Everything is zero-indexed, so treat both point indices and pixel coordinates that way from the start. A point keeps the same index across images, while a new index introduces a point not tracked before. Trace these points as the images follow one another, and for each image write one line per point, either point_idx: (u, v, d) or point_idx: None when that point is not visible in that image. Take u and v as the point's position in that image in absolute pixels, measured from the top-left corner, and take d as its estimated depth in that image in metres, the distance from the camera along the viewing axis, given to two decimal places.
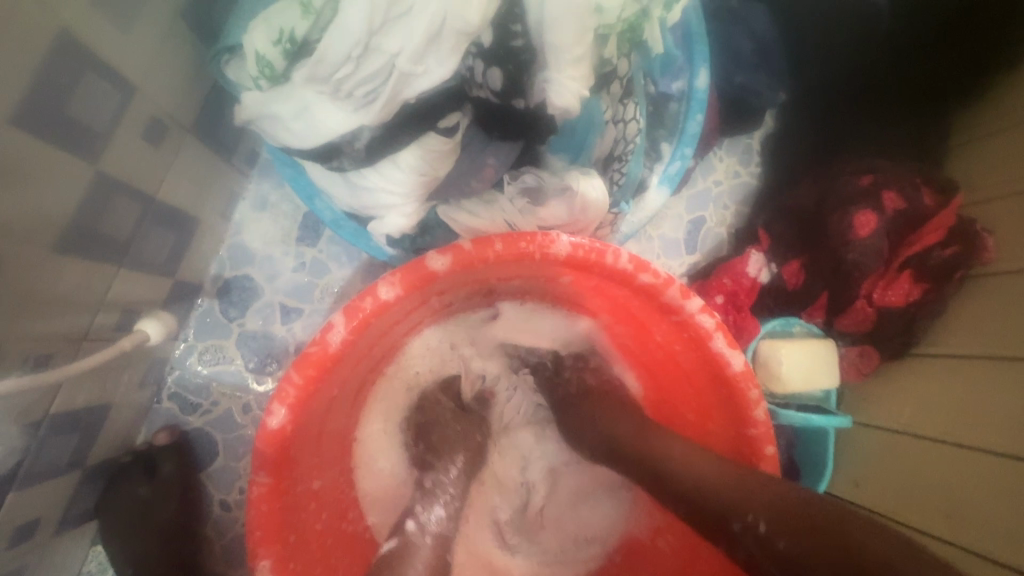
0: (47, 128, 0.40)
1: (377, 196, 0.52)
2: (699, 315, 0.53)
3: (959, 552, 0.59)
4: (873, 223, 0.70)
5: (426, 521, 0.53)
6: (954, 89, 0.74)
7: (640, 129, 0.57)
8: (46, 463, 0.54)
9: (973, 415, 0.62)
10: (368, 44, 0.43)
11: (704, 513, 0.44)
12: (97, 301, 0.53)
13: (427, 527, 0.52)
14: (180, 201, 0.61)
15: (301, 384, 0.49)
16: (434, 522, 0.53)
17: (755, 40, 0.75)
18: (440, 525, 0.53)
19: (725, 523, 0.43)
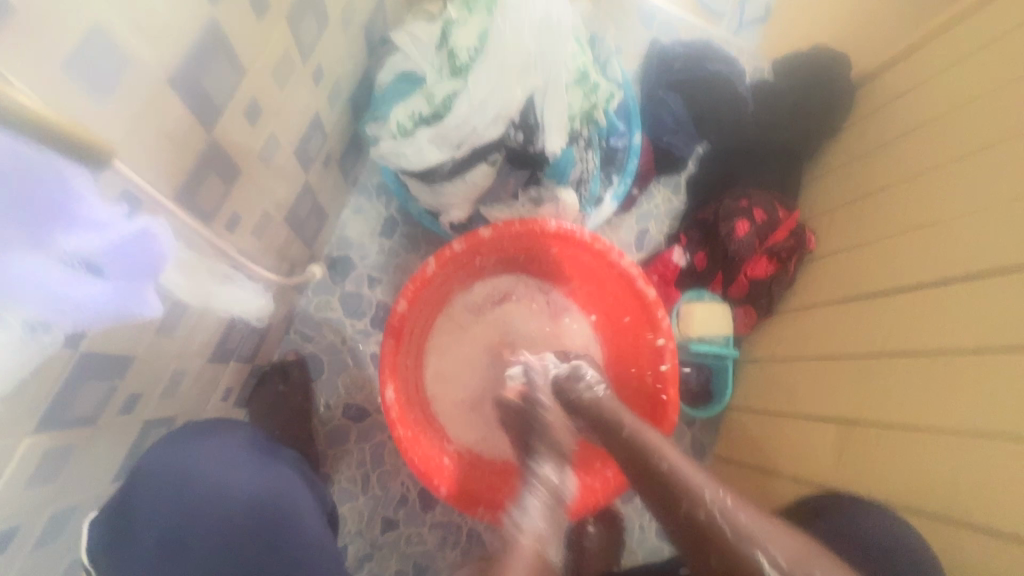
0: (301, 158, 0.81)
1: (449, 198, 0.92)
2: (630, 267, 0.92)
3: (794, 416, 0.97)
4: (745, 228, 1.09)
5: (523, 523, 0.73)
6: (800, 146, 1.16)
7: (595, 166, 0.98)
8: (245, 351, 0.91)
9: (808, 340, 1.01)
10: (463, 119, 0.80)
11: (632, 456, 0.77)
12: (286, 257, 0.93)
13: (525, 527, 0.72)
14: (325, 204, 1.01)
15: (411, 292, 0.87)
16: (530, 521, 0.73)
17: (675, 115, 1.19)
18: (534, 524, 0.73)
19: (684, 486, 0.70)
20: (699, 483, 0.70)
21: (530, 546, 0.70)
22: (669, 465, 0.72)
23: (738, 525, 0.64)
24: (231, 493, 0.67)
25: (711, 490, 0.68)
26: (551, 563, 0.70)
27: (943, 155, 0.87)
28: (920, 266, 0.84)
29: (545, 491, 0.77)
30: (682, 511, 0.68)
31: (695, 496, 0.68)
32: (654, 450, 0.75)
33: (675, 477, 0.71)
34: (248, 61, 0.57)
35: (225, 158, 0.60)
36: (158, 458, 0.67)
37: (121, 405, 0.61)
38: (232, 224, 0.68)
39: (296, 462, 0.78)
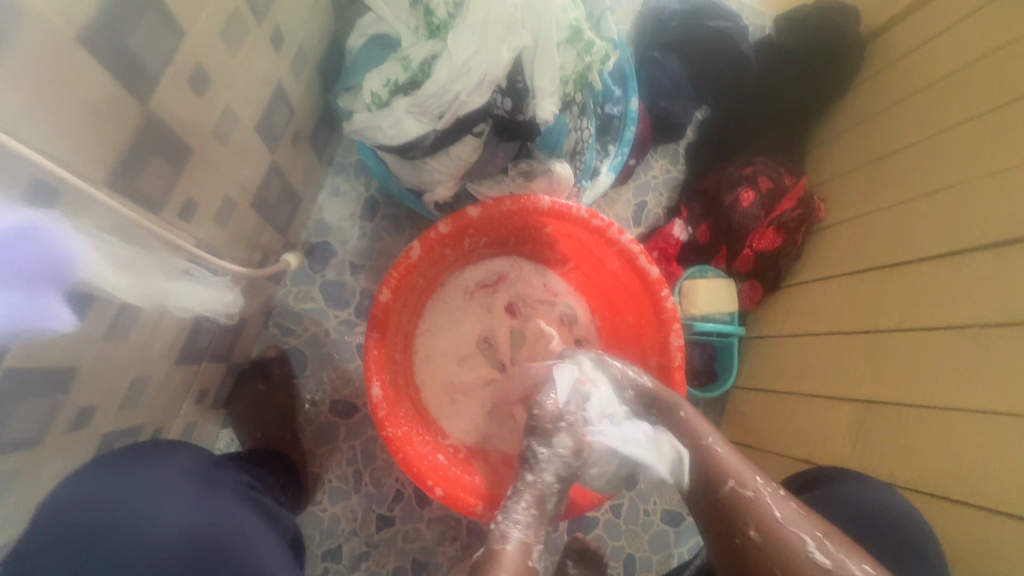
0: (265, 135, 0.73)
1: (433, 175, 0.85)
2: (630, 244, 0.85)
3: (802, 397, 0.92)
4: (751, 197, 1.04)
5: (505, 533, 0.67)
6: (806, 108, 1.09)
7: (591, 134, 0.91)
8: (217, 349, 0.84)
9: (819, 315, 0.95)
10: (444, 86, 0.72)
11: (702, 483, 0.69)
12: (258, 246, 0.85)
13: (508, 537, 0.66)
14: (297, 186, 0.93)
15: (395, 281, 0.80)
16: (512, 533, 0.67)
17: (672, 77, 1.10)
18: (518, 535, 0.67)
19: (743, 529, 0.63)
20: (792, 534, 0.60)
21: (518, 560, 0.64)
22: (755, 505, 0.64)
23: (815, 567, 0.58)
24: (158, 527, 0.56)
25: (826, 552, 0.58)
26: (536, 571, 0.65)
27: (970, 109, 0.79)
28: (943, 232, 0.77)
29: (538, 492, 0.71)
30: (737, 537, 0.64)
31: (760, 516, 0.63)
32: (732, 475, 0.68)
33: (751, 507, 0.64)
34: (188, 18, 0.49)
35: (171, 136, 0.52)
36: (78, 484, 0.56)
37: (70, 420, 0.54)
38: (186, 211, 0.60)
39: (244, 489, 0.70)
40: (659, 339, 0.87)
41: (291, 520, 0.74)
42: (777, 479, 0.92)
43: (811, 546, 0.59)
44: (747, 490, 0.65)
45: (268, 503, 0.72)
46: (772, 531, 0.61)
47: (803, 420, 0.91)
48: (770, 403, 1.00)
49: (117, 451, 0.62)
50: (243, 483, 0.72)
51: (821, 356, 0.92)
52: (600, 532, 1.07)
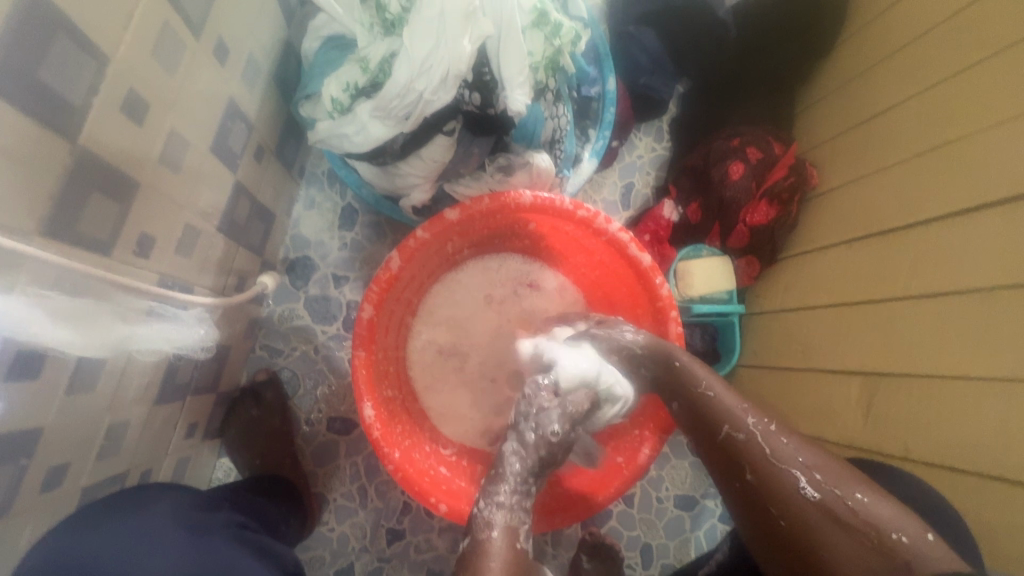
0: (223, 156, 0.69)
1: (408, 179, 0.80)
2: (619, 232, 0.81)
3: (808, 374, 0.90)
4: (741, 169, 1.00)
5: (488, 521, 0.66)
6: (789, 71, 1.05)
7: (568, 121, 0.86)
8: (202, 380, 0.81)
9: (818, 286, 0.93)
10: (405, 86, 0.67)
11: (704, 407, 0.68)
12: (233, 269, 0.81)
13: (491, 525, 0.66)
14: (268, 202, 0.89)
15: (376, 296, 0.78)
16: (495, 521, 0.66)
17: (648, 51, 1.05)
18: (501, 519, 0.66)
19: (748, 444, 0.62)
20: (727, 398, 0.67)
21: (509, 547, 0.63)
22: (714, 394, 0.68)
23: (778, 448, 0.61)
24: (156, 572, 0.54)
25: (752, 409, 0.65)
26: (525, 553, 0.64)
27: (965, 58, 0.75)
28: (948, 191, 0.73)
29: (518, 475, 0.70)
30: (722, 429, 0.65)
31: (737, 420, 0.64)
32: (700, 378, 0.70)
33: (701, 392, 0.69)
34: (110, 44, 0.46)
35: (108, 170, 0.49)
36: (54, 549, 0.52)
37: (41, 482, 0.52)
38: (142, 247, 0.57)
39: (238, 530, 0.67)
40: (657, 329, 0.84)
41: (287, 553, 0.71)
42: None
43: (737, 402, 0.66)
44: (709, 391, 0.68)
45: (264, 540, 0.69)
46: (723, 402, 0.67)
47: (811, 396, 0.89)
48: (773, 382, 0.98)
49: (84, 510, 0.57)
50: (237, 522, 0.68)
51: (824, 329, 0.89)
52: (615, 525, 1.05)
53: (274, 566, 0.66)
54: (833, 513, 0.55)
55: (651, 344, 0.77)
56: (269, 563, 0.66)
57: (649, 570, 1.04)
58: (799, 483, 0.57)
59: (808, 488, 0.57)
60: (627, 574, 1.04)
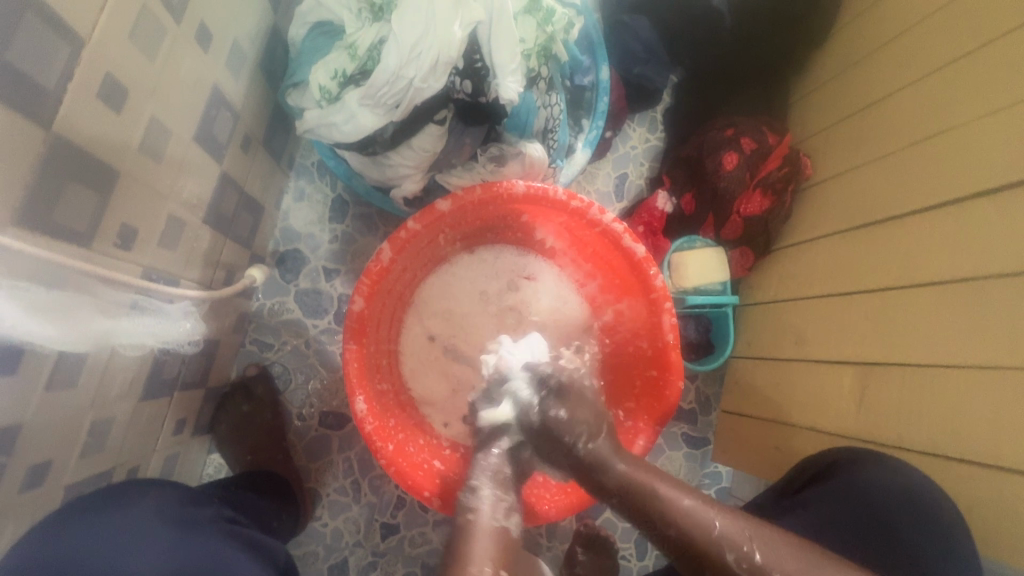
0: (208, 145, 0.67)
1: (398, 169, 0.79)
2: (613, 223, 0.80)
3: (802, 365, 0.90)
4: (735, 159, 0.99)
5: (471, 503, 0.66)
6: (784, 59, 1.04)
7: (561, 110, 0.85)
8: (190, 375, 0.79)
9: (812, 277, 0.93)
10: (394, 73, 0.65)
11: (646, 511, 0.63)
12: (220, 262, 0.79)
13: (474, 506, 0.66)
14: (256, 194, 0.87)
15: (367, 288, 0.76)
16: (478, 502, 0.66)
17: (641, 40, 1.04)
18: (485, 501, 0.66)
19: (703, 540, 0.59)
20: (668, 490, 0.64)
21: (493, 525, 0.64)
22: (654, 492, 0.64)
23: (755, 564, 0.57)
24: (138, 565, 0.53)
25: (699, 504, 0.62)
26: (507, 532, 0.64)
27: (960, 46, 0.74)
28: (942, 180, 0.73)
29: (492, 474, 0.70)
30: (671, 534, 0.62)
31: (687, 525, 0.61)
32: (634, 478, 0.66)
33: (656, 502, 0.63)
34: (84, 25, 0.44)
35: (88, 159, 0.48)
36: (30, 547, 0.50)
37: (22, 480, 0.51)
38: (125, 239, 0.55)
39: (227, 524, 0.65)
40: (651, 320, 0.83)
41: (278, 546, 0.70)
42: (783, 451, 0.91)
43: (684, 498, 0.62)
44: (649, 493, 0.64)
45: (254, 535, 0.67)
46: (671, 502, 0.62)
47: (805, 387, 0.89)
48: (767, 373, 0.98)
49: (63, 507, 0.55)
50: (226, 517, 0.67)
51: (818, 319, 0.89)
52: (610, 517, 1.05)
53: (265, 561, 0.65)
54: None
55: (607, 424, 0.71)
56: (261, 558, 0.65)
57: (643, 560, 1.04)
58: None
59: None
60: (622, 565, 1.04)
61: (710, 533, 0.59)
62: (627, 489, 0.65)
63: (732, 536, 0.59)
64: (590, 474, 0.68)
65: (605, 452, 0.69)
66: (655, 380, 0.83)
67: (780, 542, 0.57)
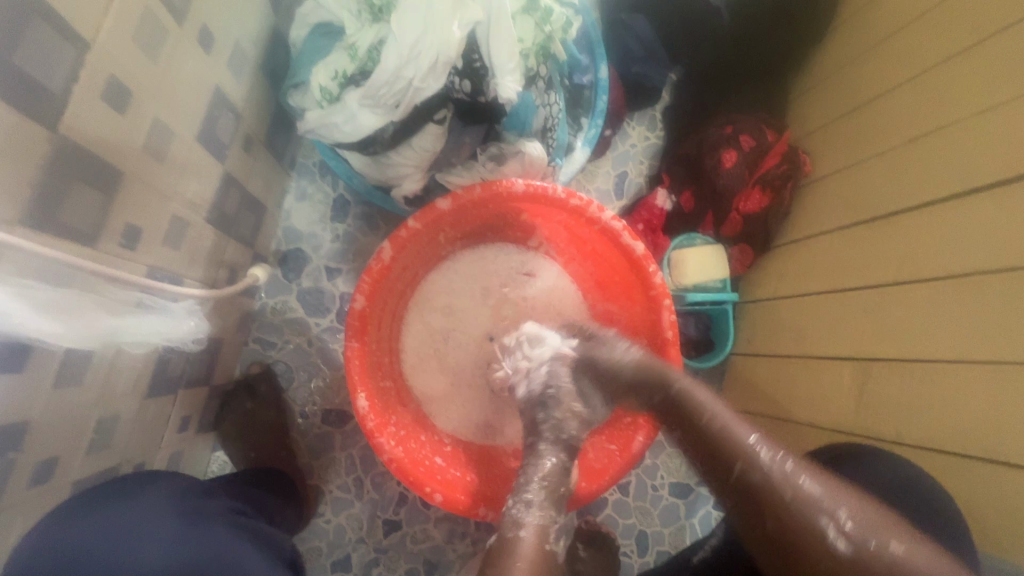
0: (210, 146, 0.68)
1: (398, 169, 0.80)
2: (612, 221, 0.81)
3: (802, 361, 0.91)
4: (734, 157, 1.00)
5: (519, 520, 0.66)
6: (783, 57, 1.04)
7: (560, 109, 0.85)
8: (194, 373, 0.80)
9: (811, 273, 0.93)
10: (394, 74, 0.66)
11: (709, 441, 0.63)
12: (223, 261, 0.80)
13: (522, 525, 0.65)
14: (258, 193, 0.88)
15: (369, 286, 0.77)
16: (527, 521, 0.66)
17: (640, 39, 1.04)
18: (533, 520, 0.66)
19: (764, 482, 0.58)
20: (731, 424, 0.63)
21: (541, 547, 0.64)
22: (718, 424, 0.64)
23: (803, 492, 0.56)
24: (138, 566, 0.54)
25: (766, 446, 0.60)
26: (554, 556, 0.64)
27: (958, 42, 0.74)
28: (940, 176, 0.73)
29: (547, 488, 0.69)
30: (737, 469, 0.60)
31: (749, 457, 0.60)
32: (701, 407, 0.66)
33: (720, 434, 0.63)
34: (88, 29, 0.45)
35: (93, 160, 0.48)
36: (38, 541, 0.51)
37: (30, 475, 0.52)
38: (129, 238, 0.56)
39: (232, 514, 0.66)
40: (650, 317, 0.84)
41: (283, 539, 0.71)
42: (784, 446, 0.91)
43: (750, 436, 0.62)
44: (712, 421, 0.64)
45: (259, 526, 0.68)
46: (731, 431, 0.62)
47: (804, 383, 0.89)
48: (767, 370, 0.98)
49: (72, 500, 0.56)
50: (231, 508, 0.68)
51: (816, 316, 0.89)
52: (611, 513, 1.05)
53: (272, 551, 0.66)
54: (862, 568, 0.50)
55: (643, 361, 0.74)
56: (268, 547, 0.66)
57: (644, 557, 1.05)
58: (828, 532, 0.52)
59: (838, 540, 0.52)
60: (623, 562, 1.04)
61: (746, 449, 0.60)
62: (691, 416, 0.66)
63: (779, 483, 0.57)
64: (667, 405, 0.69)
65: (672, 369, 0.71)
66: None
67: (843, 494, 0.56)
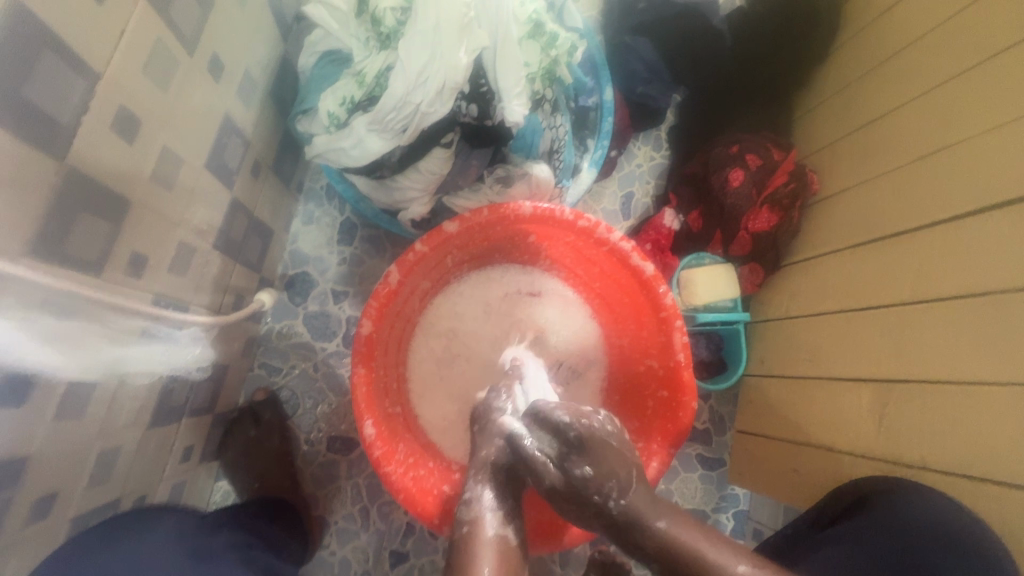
0: (218, 173, 0.68)
1: (406, 193, 0.80)
2: (620, 242, 0.80)
3: (817, 382, 0.89)
4: (741, 176, 0.99)
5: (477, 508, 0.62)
6: (784, 77, 1.05)
7: (566, 131, 0.87)
8: (198, 400, 0.79)
9: (823, 292, 0.92)
10: (401, 99, 0.66)
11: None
12: (229, 287, 0.79)
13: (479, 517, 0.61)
14: (265, 219, 0.88)
15: (376, 311, 0.77)
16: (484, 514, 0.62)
17: (645, 62, 1.05)
18: (488, 510, 0.62)
19: None
20: (704, 545, 0.59)
21: (494, 535, 0.60)
22: (696, 547, 0.58)
23: None
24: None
25: (740, 565, 0.57)
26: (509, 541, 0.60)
27: (964, 59, 0.74)
28: (951, 194, 0.72)
29: (489, 474, 0.65)
30: None
31: None
32: (666, 530, 0.60)
33: (681, 539, 0.59)
34: (98, 60, 0.45)
35: (101, 188, 0.48)
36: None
37: (28, 512, 0.50)
38: (135, 267, 0.55)
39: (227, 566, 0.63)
40: (661, 340, 0.82)
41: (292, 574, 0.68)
42: (802, 472, 0.88)
43: (720, 554, 0.58)
44: (694, 548, 0.58)
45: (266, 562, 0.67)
46: (702, 554, 0.58)
47: (821, 405, 0.87)
48: (781, 391, 0.96)
49: (72, 542, 0.55)
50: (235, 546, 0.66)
51: (830, 334, 0.88)
52: None
53: None
54: None
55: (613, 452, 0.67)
56: None
57: None
58: None
59: None
60: None
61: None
62: (669, 543, 0.59)
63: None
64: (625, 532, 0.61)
65: (619, 486, 0.63)
66: (667, 401, 0.81)
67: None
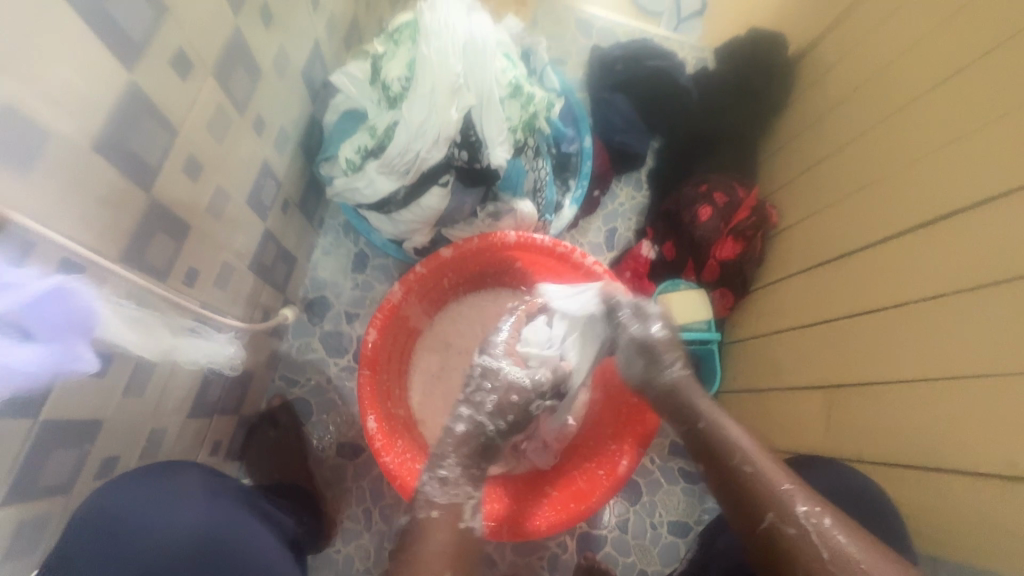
0: (256, 207, 0.83)
1: (409, 225, 0.94)
2: (594, 265, 0.93)
3: (778, 392, 0.98)
4: (708, 211, 1.12)
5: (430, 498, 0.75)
6: (745, 126, 1.19)
7: (547, 172, 1.01)
8: (227, 401, 0.91)
9: (782, 310, 1.02)
10: (404, 147, 0.82)
11: (752, 490, 0.67)
12: (259, 303, 0.93)
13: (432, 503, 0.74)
14: (291, 248, 1.03)
15: (380, 322, 0.89)
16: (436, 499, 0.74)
17: (622, 114, 1.21)
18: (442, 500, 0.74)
19: (780, 511, 0.64)
20: (767, 468, 0.68)
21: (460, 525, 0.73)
22: (751, 467, 0.68)
23: (823, 527, 0.61)
24: (176, 533, 0.63)
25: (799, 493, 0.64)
26: (469, 531, 0.72)
27: (885, 109, 0.88)
28: (878, 220, 0.84)
29: (462, 472, 0.77)
30: (754, 502, 0.66)
31: (784, 508, 0.64)
32: (733, 447, 0.70)
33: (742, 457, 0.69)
34: (179, 120, 0.61)
35: (171, 214, 0.63)
36: (90, 513, 0.60)
37: (95, 470, 0.62)
38: (189, 277, 0.70)
39: None
40: None
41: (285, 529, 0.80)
42: None
43: (784, 481, 0.66)
44: (746, 465, 0.68)
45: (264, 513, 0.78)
46: (765, 477, 0.67)
47: (782, 412, 0.96)
48: (749, 402, 1.05)
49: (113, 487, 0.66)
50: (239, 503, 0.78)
51: (789, 347, 0.98)
52: (610, 550, 1.08)
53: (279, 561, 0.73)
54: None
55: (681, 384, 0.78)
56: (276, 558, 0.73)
57: None
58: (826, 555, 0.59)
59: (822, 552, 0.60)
60: None
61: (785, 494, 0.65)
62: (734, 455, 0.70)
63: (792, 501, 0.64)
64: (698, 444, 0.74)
65: (695, 403, 0.76)
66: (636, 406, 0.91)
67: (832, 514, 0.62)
